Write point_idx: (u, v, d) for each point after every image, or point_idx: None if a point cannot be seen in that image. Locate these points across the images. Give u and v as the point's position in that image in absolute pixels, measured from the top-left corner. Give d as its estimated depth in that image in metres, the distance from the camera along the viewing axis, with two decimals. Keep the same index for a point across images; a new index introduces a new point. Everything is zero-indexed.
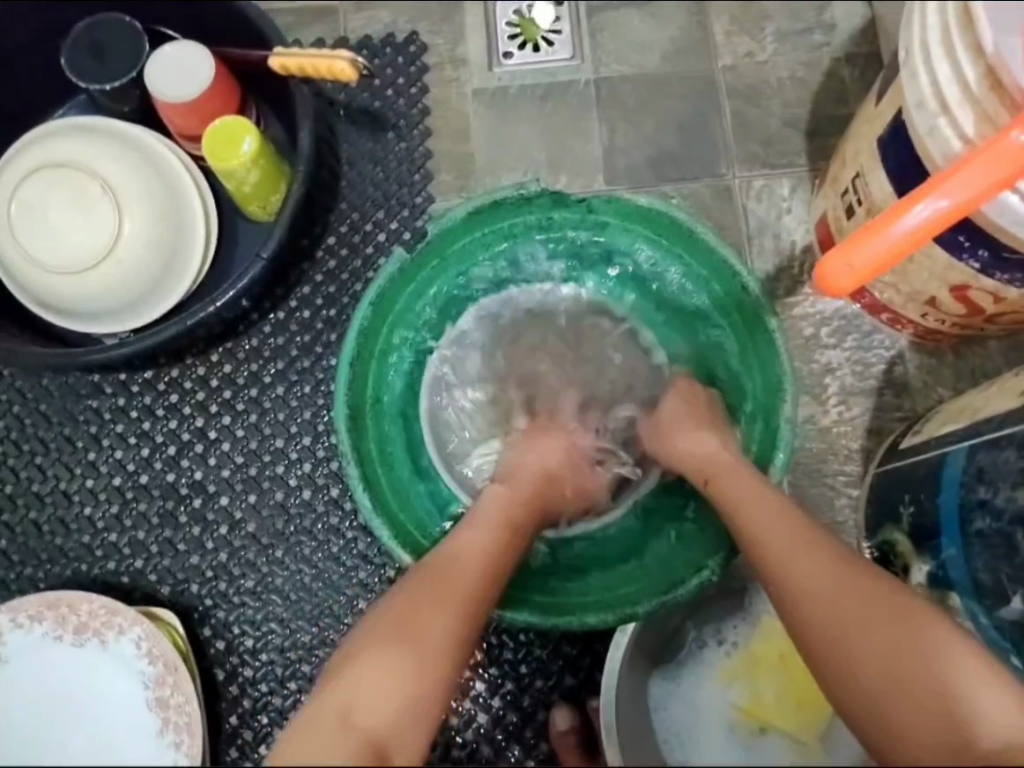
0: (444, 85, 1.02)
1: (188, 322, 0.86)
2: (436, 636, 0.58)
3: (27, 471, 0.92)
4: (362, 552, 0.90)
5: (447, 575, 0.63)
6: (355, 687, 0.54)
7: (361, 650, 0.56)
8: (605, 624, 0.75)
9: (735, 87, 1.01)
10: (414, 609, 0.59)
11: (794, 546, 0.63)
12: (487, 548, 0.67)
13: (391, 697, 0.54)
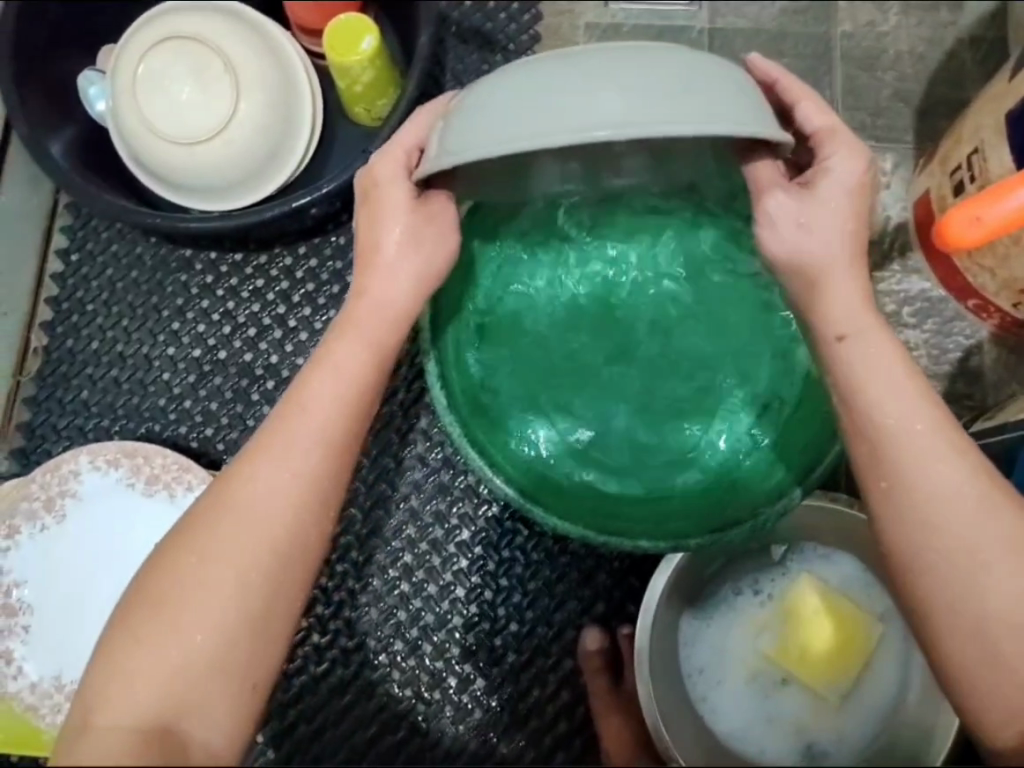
0: (558, 16, 1.02)
1: (292, 207, 0.88)
2: (217, 599, 0.59)
3: (113, 332, 0.96)
4: (420, 455, 0.94)
5: (240, 509, 0.61)
6: (127, 664, 0.56)
7: (137, 620, 0.58)
8: (654, 549, 0.77)
9: (851, 56, 1.00)
10: (196, 562, 0.59)
11: (915, 458, 0.57)
12: (298, 453, 0.63)
13: (165, 673, 0.56)
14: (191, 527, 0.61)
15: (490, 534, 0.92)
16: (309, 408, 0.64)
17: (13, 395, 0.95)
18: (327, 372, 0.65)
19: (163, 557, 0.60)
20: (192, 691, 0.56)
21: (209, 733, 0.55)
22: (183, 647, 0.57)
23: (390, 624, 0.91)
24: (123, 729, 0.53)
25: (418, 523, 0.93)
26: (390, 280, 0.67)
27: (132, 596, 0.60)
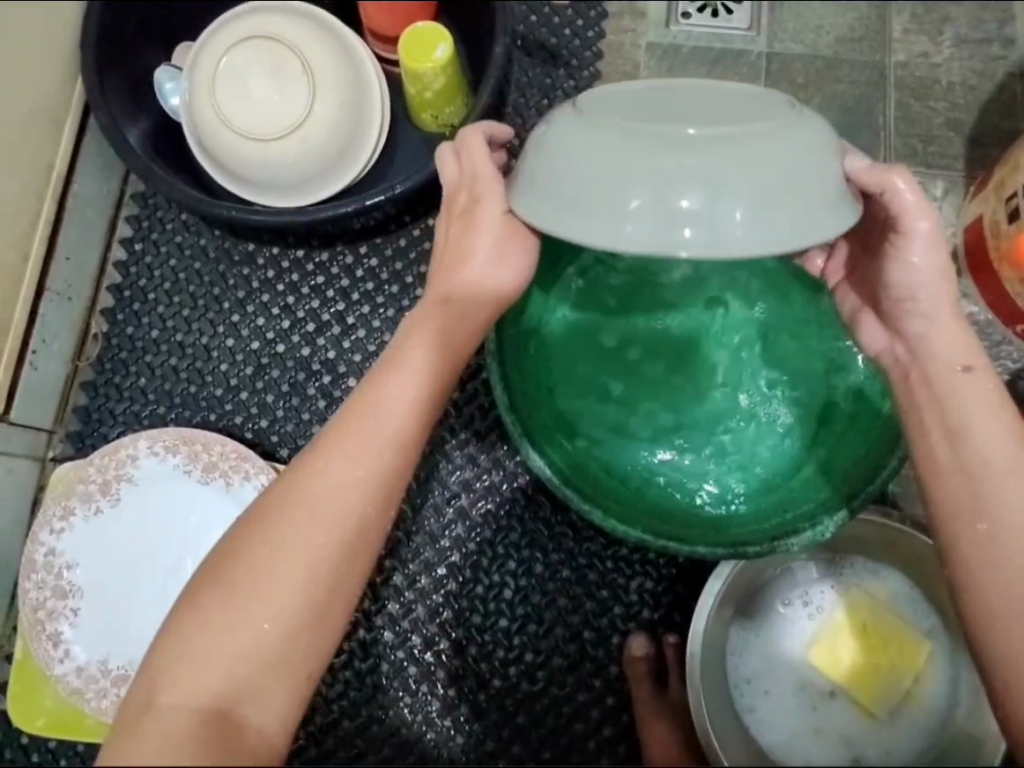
0: (621, 34, 1.05)
1: (364, 205, 0.89)
2: (281, 592, 0.55)
3: (173, 321, 0.97)
4: (470, 454, 0.95)
5: (309, 498, 0.58)
6: (187, 652, 0.53)
7: (200, 608, 0.54)
8: (714, 555, 0.77)
9: (905, 84, 1.03)
10: (263, 550, 0.56)
11: (1001, 479, 0.61)
12: (369, 446, 0.60)
13: (225, 663, 0.52)
14: (258, 515, 0.58)
15: (540, 535, 0.92)
16: (381, 403, 0.62)
17: (70, 379, 0.96)
18: (399, 369, 0.63)
19: (230, 545, 0.57)
20: (253, 687, 0.52)
21: (265, 732, 0.52)
22: (245, 639, 0.53)
23: (436, 622, 0.91)
24: (182, 718, 0.49)
25: (467, 523, 0.93)
26: (467, 287, 0.67)
27: (193, 584, 0.56)
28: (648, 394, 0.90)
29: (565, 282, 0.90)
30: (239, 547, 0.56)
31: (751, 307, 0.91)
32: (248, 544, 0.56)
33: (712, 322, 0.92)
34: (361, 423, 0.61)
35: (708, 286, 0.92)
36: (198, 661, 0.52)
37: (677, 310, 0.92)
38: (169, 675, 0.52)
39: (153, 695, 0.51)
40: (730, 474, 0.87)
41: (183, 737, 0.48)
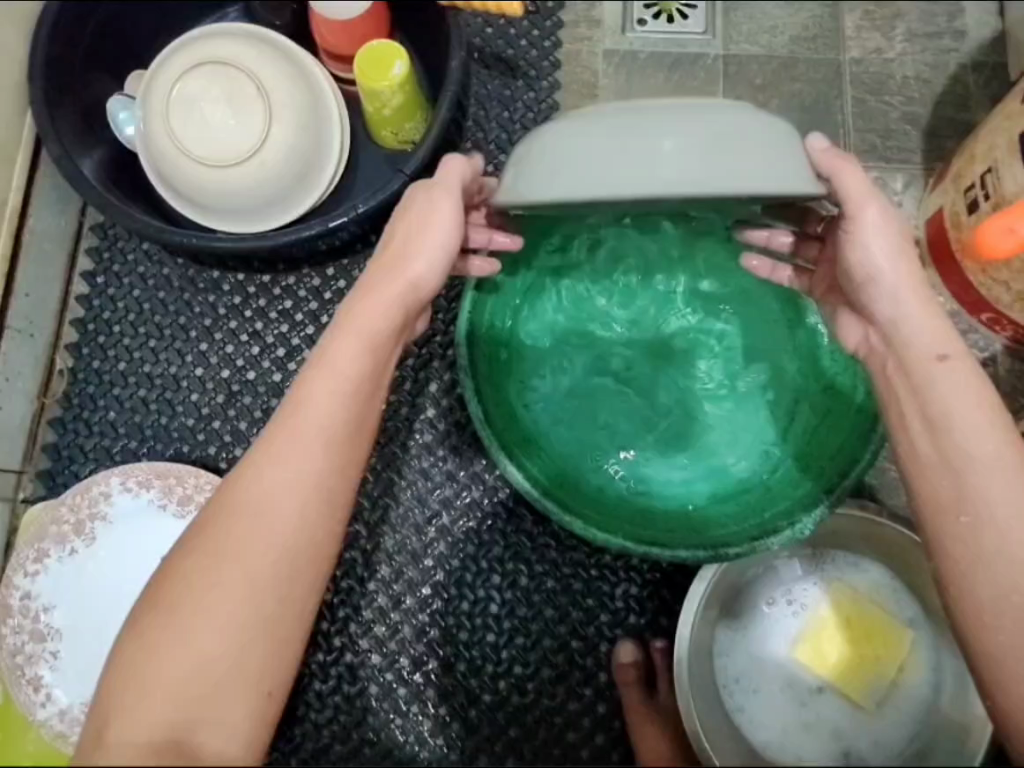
0: (577, 43, 1.06)
1: (329, 226, 0.89)
2: (228, 608, 0.54)
3: (140, 353, 0.96)
4: (449, 470, 0.94)
5: (246, 510, 0.57)
6: (137, 677, 0.52)
7: (146, 632, 0.53)
8: (695, 557, 0.77)
9: (860, 80, 1.04)
10: (207, 567, 0.55)
11: (980, 468, 0.61)
12: (304, 453, 0.59)
13: (180, 687, 0.51)
14: (198, 534, 0.57)
15: (522, 548, 0.92)
16: (312, 406, 0.61)
17: (37, 417, 0.94)
18: (329, 370, 0.62)
19: (170, 568, 0.56)
20: (207, 706, 0.52)
21: (224, 750, 0.51)
22: (196, 660, 0.52)
23: (423, 641, 0.90)
24: (135, 749, 0.49)
25: (449, 540, 0.93)
26: (397, 276, 0.66)
27: (137, 608, 0.55)
28: (622, 400, 0.90)
29: (533, 291, 0.90)
30: (178, 570, 0.55)
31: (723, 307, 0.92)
32: (186, 567, 0.55)
33: (680, 325, 0.92)
34: (297, 427, 0.60)
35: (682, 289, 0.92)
36: (145, 691, 0.51)
37: (643, 314, 0.92)
38: (118, 708, 0.51)
39: (107, 725, 0.50)
40: (709, 477, 0.87)
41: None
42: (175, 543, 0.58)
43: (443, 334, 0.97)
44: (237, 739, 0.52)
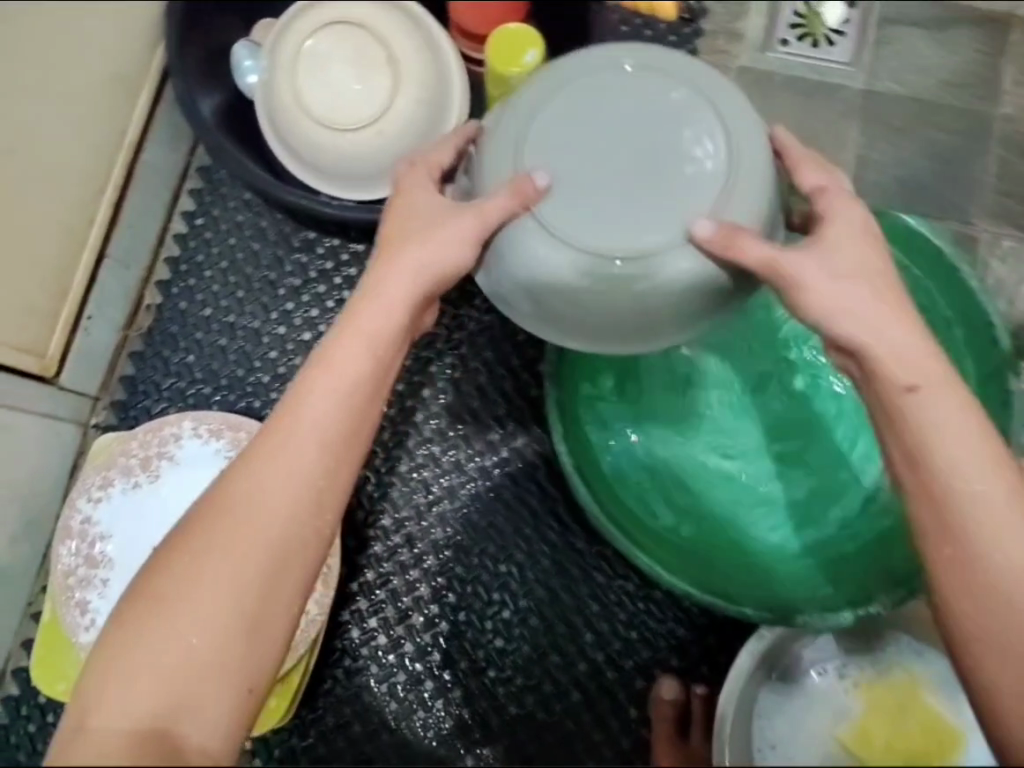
0: (713, 55, 1.01)
1: None
2: (213, 606, 0.52)
3: (226, 302, 0.96)
4: (510, 472, 0.93)
5: (234, 505, 0.55)
6: (118, 672, 0.50)
7: (131, 624, 0.51)
8: (761, 619, 0.75)
9: (1009, 140, 0.97)
10: (195, 562, 0.53)
11: (1002, 525, 0.54)
12: (299, 452, 0.57)
13: (162, 684, 0.49)
14: (188, 527, 0.55)
15: (572, 565, 0.90)
16: (309, 407, 0.58)
17: (119, 348, 0.94)
18: (327, 366, 0.59)
19: (159, 559, 0.54)
20: (189, 699, 0.50)
21: (206, 742, 0.49)
22: (178, 657, 0.50)
23: (458, 640, 0.89)
24: (113, 744, 0.47)
25: (499, 542, 0.91)
26: (415, 272, 0.61)
27: (125, 599, 0.54)
28: (702, 436, 0.86)
29: None
30: (164, 563, 0.53)
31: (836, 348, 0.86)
32: (172, 560, 0.53)
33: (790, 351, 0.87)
34: (292, 424, 0.58)
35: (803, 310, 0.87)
36: (127, 682, 0.49)
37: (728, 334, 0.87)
38: (99, 698, 0.49)
39: (87, 715, 0.49)
40: (779, 533, 0.83)
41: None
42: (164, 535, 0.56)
43: (525, 333, 0.95)
44: (217, 742, 0.50)
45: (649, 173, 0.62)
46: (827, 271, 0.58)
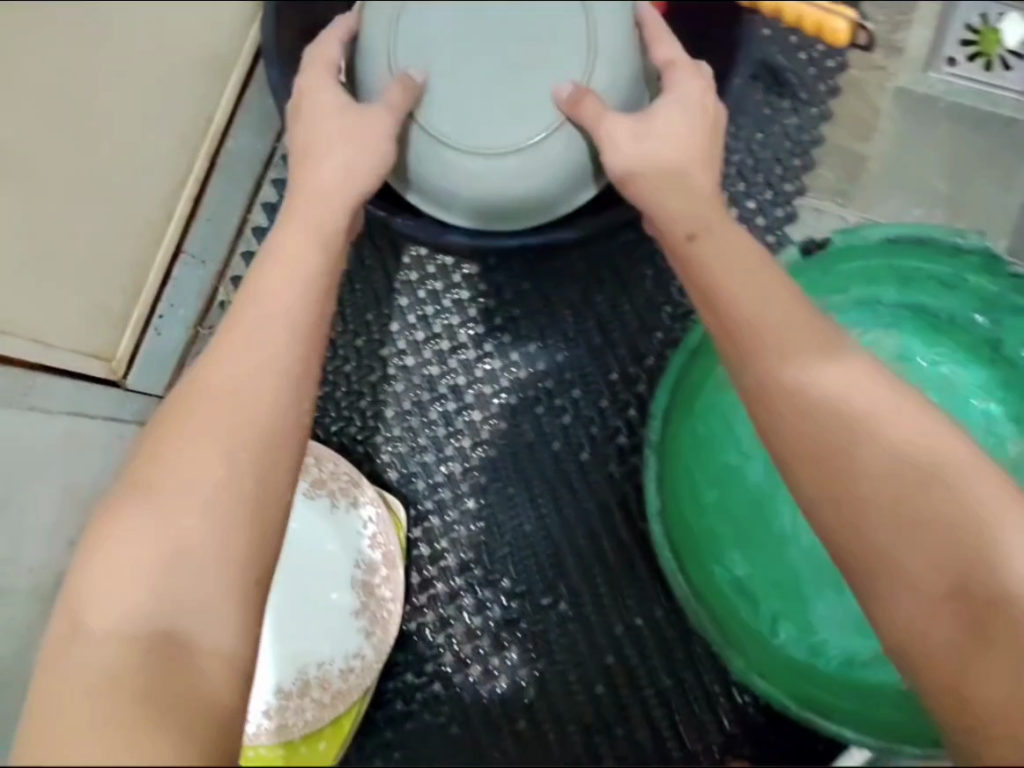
0: (866, 71, 0.89)
1: (550, 240, 0.77)
2: (201, 481, 0.46)
3: None
4: (588, 523, 0.86)
5: (207, 387, 0.50)
6: (102, 568, 0.43)
7: (111, 521, 0.45)
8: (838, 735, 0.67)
9: None
10: (177, 449, 0.47)
11: None
12: (267, 334, 0.53)
13: (155, 571, 0.43)
14: (163, 425, 0.49)
15: (645, 631, 0.84)
16: (272, 298, 0.56)
17: (188, 346, 0.89)
18: (282, 262, 0.59)
19: (138, 470, 0.47)
20: (186, 588, 0.43)
21: (219, 641, 0.42)
22: (168, 542, 0.44)
23: (517, 697, 0.83)
24: (114, 639, 0.40)
25: (570, 597, 0.84)
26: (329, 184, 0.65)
27: (101, 505, 0.47)
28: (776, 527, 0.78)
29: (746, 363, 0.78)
30: (150, 469, 0.47)
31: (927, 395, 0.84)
32: (159, 467, 0.47)
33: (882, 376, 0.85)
34: (253, 320, 0.54)
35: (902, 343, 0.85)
36: (117, 590, 0.42)
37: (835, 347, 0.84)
38: (90, 606, 0.42)
39: (81, 616, 0.41)
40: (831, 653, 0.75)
41: (114, 669, 0.39)
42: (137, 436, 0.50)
43: (620, 373, 0.87)
44: (224, 631, 0.43)
45: (525, 83, 0.76)
46: (635, 138, 0.67)
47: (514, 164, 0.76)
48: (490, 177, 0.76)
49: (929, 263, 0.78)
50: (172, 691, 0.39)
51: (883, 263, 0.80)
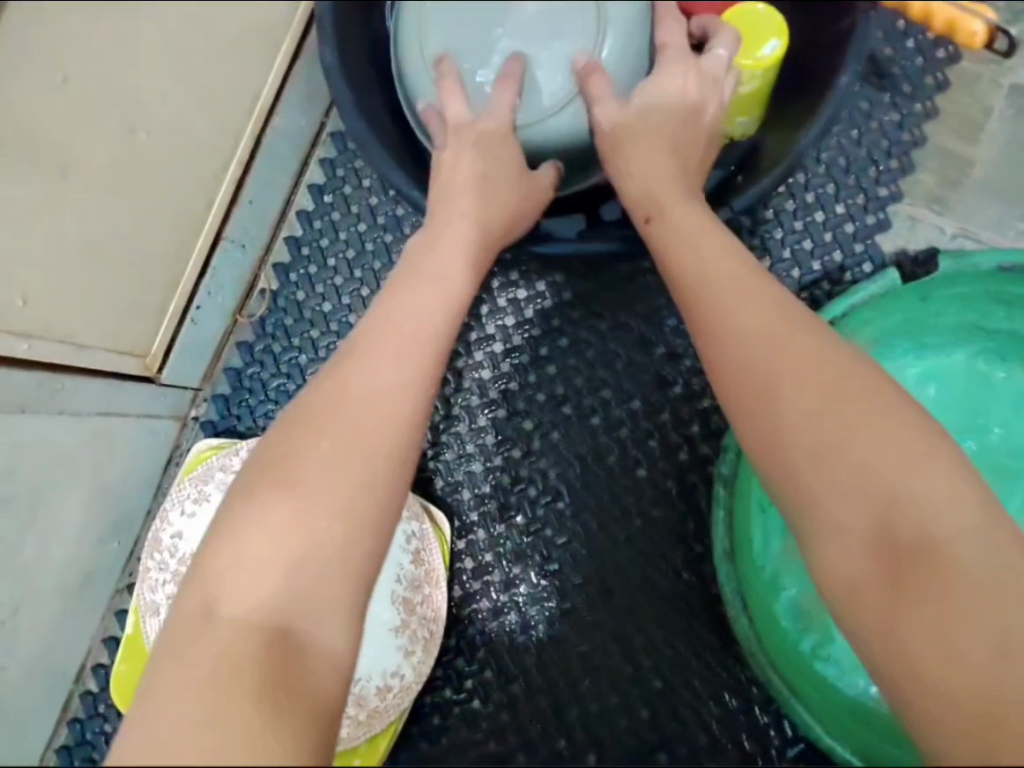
0: (978, 64, 0.80)
1: (620, 247, 0.74)
2: (339, 486, 0.45)
3: (349, 299, 0.83)
4: (640, 545, 0.81)
5: (349, 385, 0.50)
6: (235, 556, 0.43)
7: (249, 509, 0.45)
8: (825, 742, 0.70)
9: None
10: (314, 447, 0.47)
11: None
12: (410, 351, 0.52)
13: (287, 568, 0.42)
14: (305, 417, 0.49)
15: (697, 661, 0.79)
16: (411, 307, 0.55)
17: (227, 335, 0.84)
18: (424, 272, 0.59)
19: (277, 452, 0.47)
20: (310, 594, 0.42)
21: (328, 648, 0.42)
22: (301, 543, 0.43)
23: (557, 720, 0.79)
24: (241, 632, 0.40)
25: (620, 621, 0.80)
26: (458, 195, 0.67)
27: (238, 487, 0.47)
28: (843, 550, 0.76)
29: None
30: (287, 458, 0.46)
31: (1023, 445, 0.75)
32: (297, 457, 0.46)
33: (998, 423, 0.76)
34: (398, 322, 0.54)
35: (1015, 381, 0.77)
36: (250, 578, 0.42)
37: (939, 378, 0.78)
38: (223, 587, 0.42)
39: (213, 601, 0.41)
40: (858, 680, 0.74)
41: (239, 661, 0.38)
42: (275, 422, 0.50)
43: (683, 386, 0.81)
44: (337, 641, 0.42)
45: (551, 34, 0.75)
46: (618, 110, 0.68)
47: (573, 113, 0.75)
48: (541, 122, 0.75)
49: None
50: (292, 696, 0.38)
51: (989, 291, 0.74)
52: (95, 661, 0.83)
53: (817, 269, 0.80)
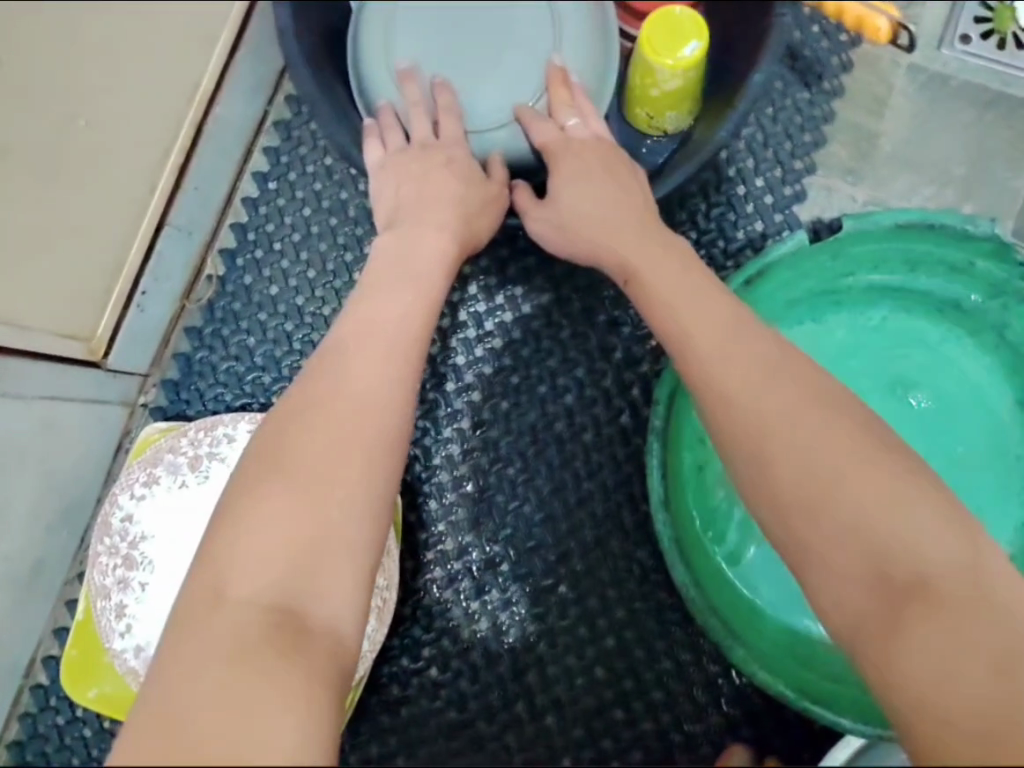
0: (879, 47, 0.87)
1: None
2: (333, 471, 0.49)
3: (296, 280, 0.85)
4: (591, 507, 0.83)
5: (322, 387, 0.54)
6: (240, 542, 0.44)
7: (254, 502, 0.46)
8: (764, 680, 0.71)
9: None
10: (308, 440, 0.50)
11: None
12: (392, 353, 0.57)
13: (291, 550, 0.44)
14: (299, 417, 0.51)
15: (647, 618, 0.81)
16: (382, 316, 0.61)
17: (175, 320, 0.85)
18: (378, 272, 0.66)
19: (273, 452, 0.50)
20: (310, 576, 0.44)
21: (333, 616, 0.44)
22: (305, 524, 0.45)
23: (517, 682, 0.81)
24: (253, 612, 0.41)
25: (573, 581, 0.82)
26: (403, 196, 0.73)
27: (233, 484, 0.49)
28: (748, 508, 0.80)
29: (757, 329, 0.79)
30: (280, 455, 0.49)
31: (921, 391, 0.81)
32: (290, 451, 0.49)
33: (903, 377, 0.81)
34: (368, 328, 0.59)
35: (924, 331, 0.82)
36: (253, 568, 0.43)
37: (842, 335, 0.83)
38: (227, 576, 0.43)
39: (221, 588, 0.42)
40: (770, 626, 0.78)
41: (250, 636, 0.40)
42: (265, 421, 0.53)
43: (624, 352, 0.85)
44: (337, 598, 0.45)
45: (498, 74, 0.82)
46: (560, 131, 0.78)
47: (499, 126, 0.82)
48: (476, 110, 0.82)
49: (939, 248, 0.78)
50: (308, 662, 0.40)
51: (892, 248, 0.79)
52: (44, 653, 0.82)
53: (742, 237, 0.85)
